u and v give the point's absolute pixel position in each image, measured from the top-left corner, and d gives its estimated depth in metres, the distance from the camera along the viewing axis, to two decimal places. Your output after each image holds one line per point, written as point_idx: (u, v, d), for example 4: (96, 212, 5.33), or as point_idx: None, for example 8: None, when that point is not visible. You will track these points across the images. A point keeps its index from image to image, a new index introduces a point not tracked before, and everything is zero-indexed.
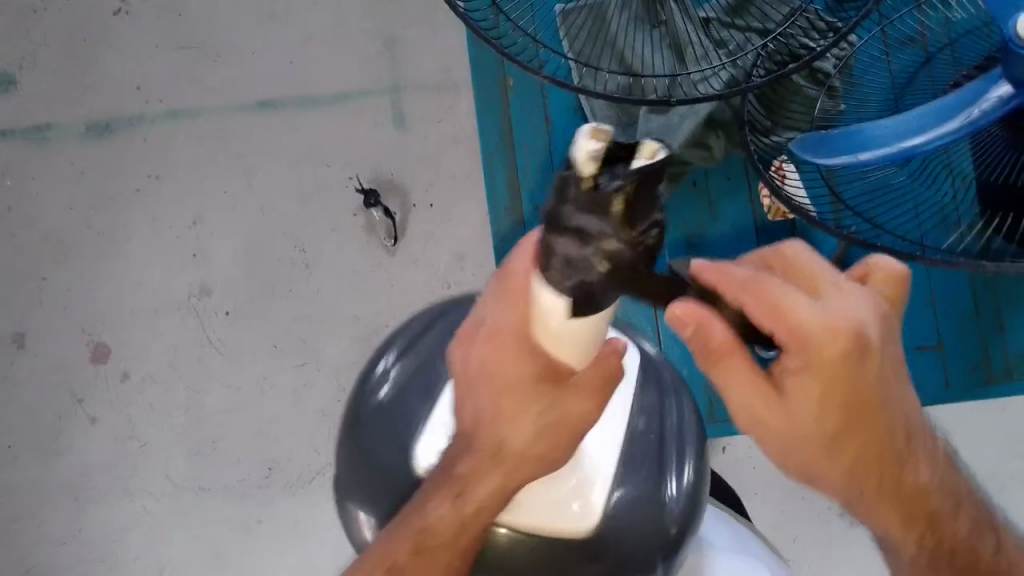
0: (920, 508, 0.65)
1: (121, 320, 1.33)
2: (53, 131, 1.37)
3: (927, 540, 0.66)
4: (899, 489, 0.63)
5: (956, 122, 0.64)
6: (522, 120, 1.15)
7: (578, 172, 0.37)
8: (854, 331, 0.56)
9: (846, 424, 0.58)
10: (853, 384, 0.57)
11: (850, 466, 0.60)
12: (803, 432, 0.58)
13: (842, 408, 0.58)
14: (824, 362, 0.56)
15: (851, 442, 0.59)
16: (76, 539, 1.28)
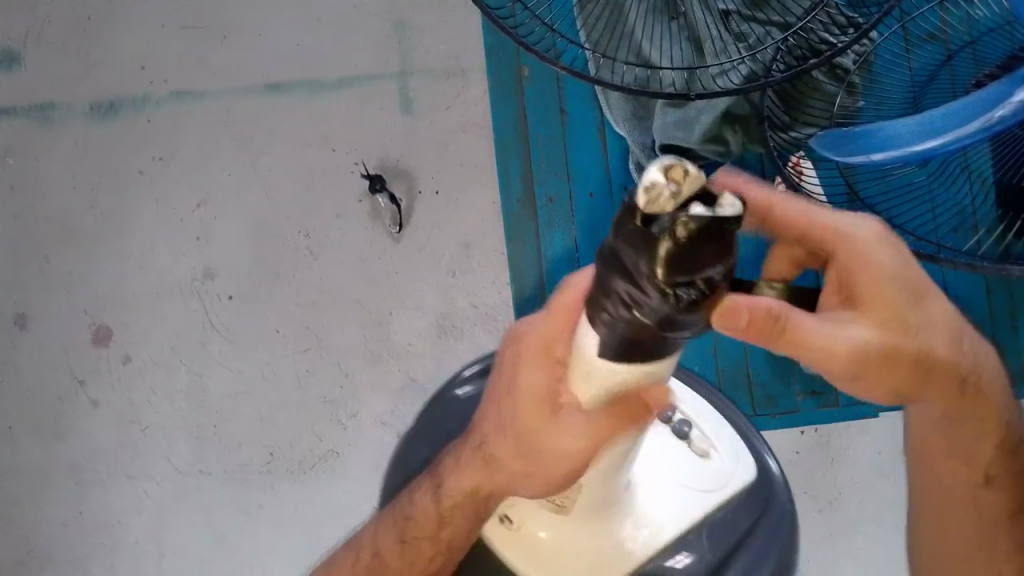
0: (982, 407, 0.68)
1: (124, 302, 1.33)
2: (57, 111, 1.36)
3: (985, 428, 0.70)
4: (960, 397, 0.66)
5: (977, 124, 0.62)
6: (537, 113, 1.18)
7: (639, 206, 0.35)
8: (884, 246, 0.61)
9: (917, 340, 0.60)
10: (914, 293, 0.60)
11: (922, 386, 0.62)
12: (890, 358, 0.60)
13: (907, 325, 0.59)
14: (876, 278, 0.59)
15: (927, 358, 0.60)
16: (77, 521, 1.28)
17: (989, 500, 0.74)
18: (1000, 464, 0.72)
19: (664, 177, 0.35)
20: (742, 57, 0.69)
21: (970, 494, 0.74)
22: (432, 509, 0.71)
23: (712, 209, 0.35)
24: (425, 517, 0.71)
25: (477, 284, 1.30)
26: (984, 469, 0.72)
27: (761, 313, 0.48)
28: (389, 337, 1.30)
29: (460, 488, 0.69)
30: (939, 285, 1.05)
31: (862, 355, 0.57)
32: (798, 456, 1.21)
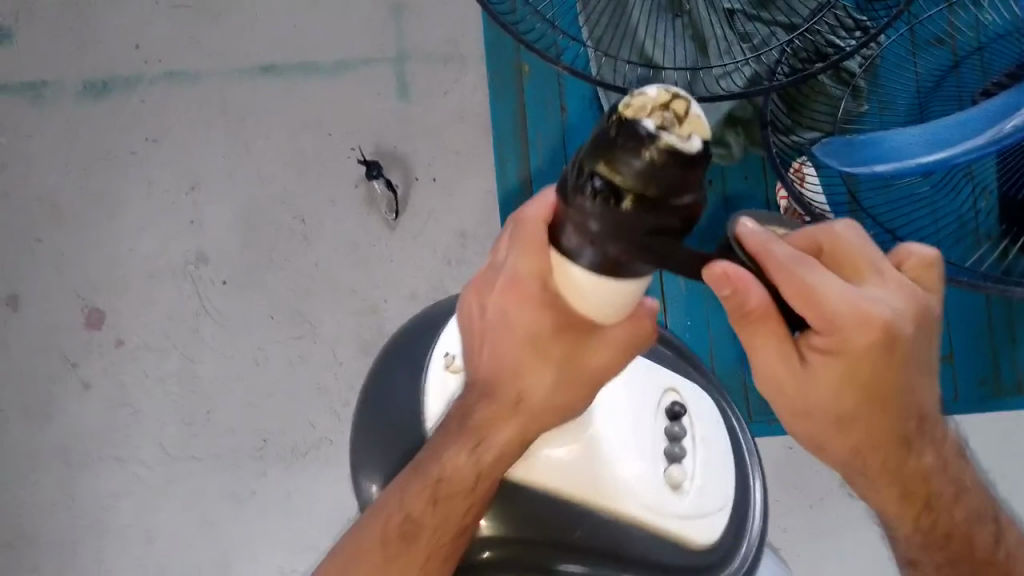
0: (926, 487, 0.62)
1: (115, 285, 1.31)
2: (48, 89, 1.34)
3: (918, 515, 0.64)
4: (901, 470, 0.60)
5: (980, 139, 0.61)
6: (535, 109, 1.15)
7: (621, 114, 0.39)
8: (889, 321, 0.52)
9: (866, 405, 0.55)
10: (884, 361, 0.53)
11: (854, 446, 0.58)
12: (828, 400, 0.54)
13: (863, 391, 0.54)
14: (856, 350, 0.52)
15: (864, 424, 0.56)
16: (67, 503, 1.28)
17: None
18: (939, 554, 0.66)
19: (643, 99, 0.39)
20: (747, 59, 0.68)
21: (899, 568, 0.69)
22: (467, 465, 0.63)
23: (676, 137, 0.38)
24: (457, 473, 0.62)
25: (472, 274, 1.29)
26: (913, 554, 0.67)
27: (746, 296, 0.48)
28: (383, 325, 1.29)
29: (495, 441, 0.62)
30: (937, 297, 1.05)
31: (816, 381, 0.53)
32: (789, 452, 1.21)
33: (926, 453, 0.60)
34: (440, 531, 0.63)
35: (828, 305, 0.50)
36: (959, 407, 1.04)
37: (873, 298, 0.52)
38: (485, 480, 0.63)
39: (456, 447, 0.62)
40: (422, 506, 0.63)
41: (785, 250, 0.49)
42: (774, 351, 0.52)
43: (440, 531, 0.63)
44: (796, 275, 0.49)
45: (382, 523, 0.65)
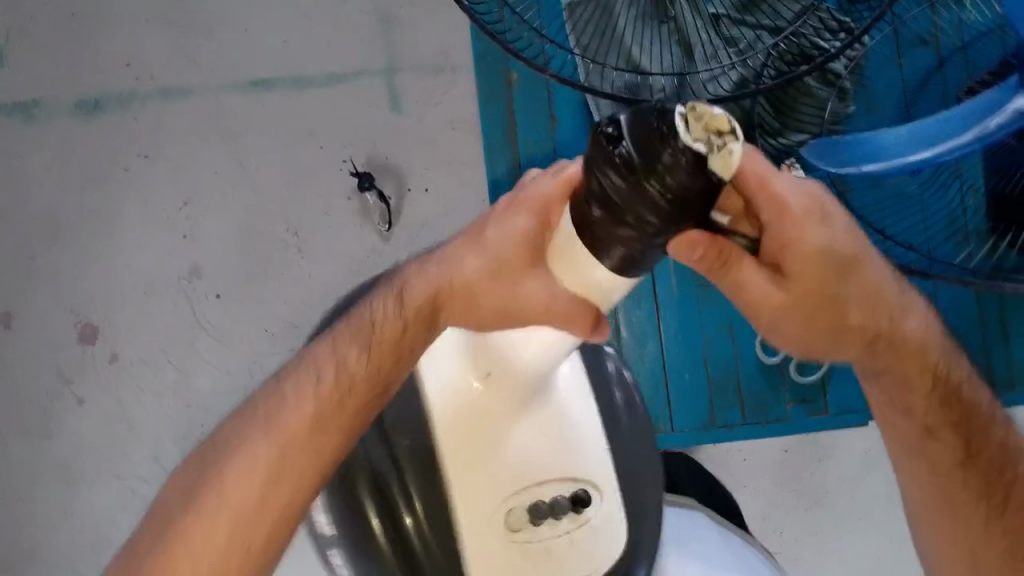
0: (918, 355, 0.70)
1: (110, 301, 1.31)
2: (40, 108, 1.34)
3: (913, 385, 0.71)
4: (886, 347, 0.68)
5: (971, 134, 0.62)
6: (523, 115, 1.17)
7: (687, 122, 0.41)
8: (817, 197, 0.61)
9: (837, 285, 0.63)
10: (838, 264, 0.62)
11: (835, 327, 0.65)
12: (806, 300, 0.62)
13: (827, 271, 0.62)
14: (806, 233, 0.60)
15: (841, 304, 0.64)
16: (66, 522, 1.27)
17: (946, 451, 0.72)
18: (952, 416, 0.72)
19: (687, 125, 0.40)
20: (733, 62, 0.68)
21: (915, 449, 0.73)
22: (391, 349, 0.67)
23: (723, 148, 0.41)
24: (386, 328, 0.67)
25: None
26: (928, 419, 0.72)
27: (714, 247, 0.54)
28: None
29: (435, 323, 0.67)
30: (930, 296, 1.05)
31: (794, 285, 0.61)
32: (787, 454, 1.21)
33: (902, 327, 0.69)
34: (343, 428, 0.67)
35: (770, 183, 0.59)
36: None
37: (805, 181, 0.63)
38: (380, 383, 0.67)
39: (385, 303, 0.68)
40: (356, 362, 0.67)
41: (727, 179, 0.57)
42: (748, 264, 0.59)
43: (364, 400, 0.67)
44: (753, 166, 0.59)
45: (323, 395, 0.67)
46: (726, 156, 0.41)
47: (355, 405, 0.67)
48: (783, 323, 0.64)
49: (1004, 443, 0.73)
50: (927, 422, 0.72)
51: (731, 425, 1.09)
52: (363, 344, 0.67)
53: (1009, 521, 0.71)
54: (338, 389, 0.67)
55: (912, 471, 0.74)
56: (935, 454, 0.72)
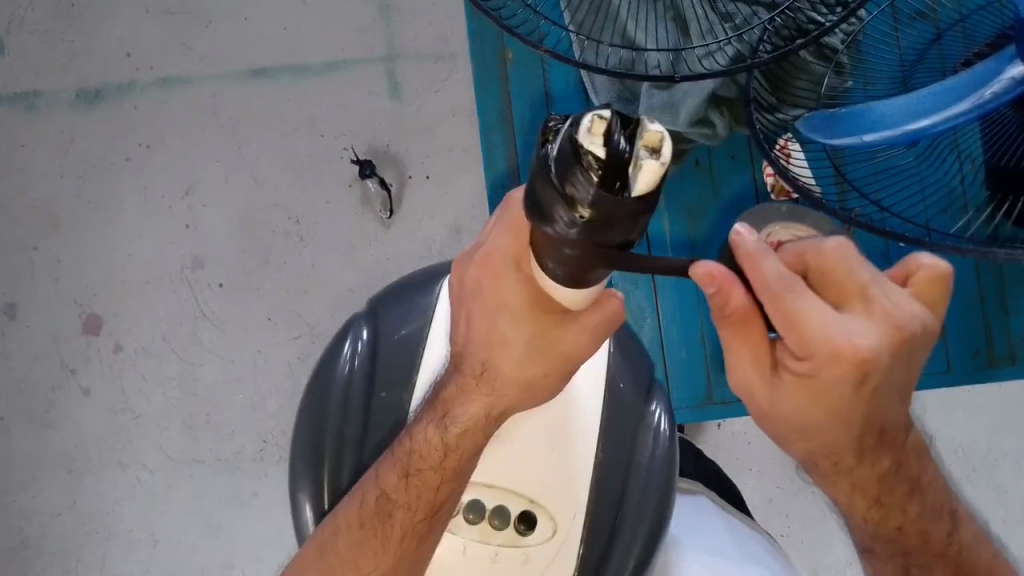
0: (911, 471, 0.64)
1: (113, 291, 1.32)
2: (42, 98, 1.35)
3: (869, 509, 0.65)
4: (852, 472, 0.62)
5: (965, 104, 0.61)
6: (521, 97, 1.12)
7: (587, 148, 0.37)
8: (863, 356, 0.51)
9: (827, 420, 0.56)
10: (861, 373, 0.52)
11: (813, 450, 0.60)
12: (814, 395, 0.54)
13: (827, 408, 0.55)
14: (824, 379, 0.52)
15: (821, 433, 0.57)
16: (71, 511, 1.28)
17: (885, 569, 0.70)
18: (895, 551, 0.68)
19: (583, 136, 0.37)
20: (728, 38, 0.68)
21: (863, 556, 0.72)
22: (436, 442, 0.69)
23: (636, 166, 0.38)
24: (429, 447, 0.69)
25: None
26: (870, 543, 0.69)
27: (724, 297, 0.51)
28: None
29: (469, 414, 0.68)
30: None
31: (809, 378, 0.53)
32: None
33: (886, 459, 0.62)
34: (413, 508, 0.70)
35: (805, 328, 0.51)
36: (954, 376, 1.04)
37: (859, 322, 0.52)
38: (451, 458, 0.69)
39: (430, 421, 0.70)
40: (396, 480, 0.70)
41: (776, 268, 0.51)
42: (746, 358, 0.55)
43: (414, 507, 0.70)
44: (788, 308, 0.50)
45: (359, 510, 0.71)
46: (631, 181, 0.38)
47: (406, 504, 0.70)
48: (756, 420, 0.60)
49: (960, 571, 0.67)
50: (913, 533, 0.66)
51: (730, 403, 1.06)
52: (404, 465, 0.70)
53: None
54: (367, 507, 0.71)
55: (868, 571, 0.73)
56: (877, 564, 0.71)
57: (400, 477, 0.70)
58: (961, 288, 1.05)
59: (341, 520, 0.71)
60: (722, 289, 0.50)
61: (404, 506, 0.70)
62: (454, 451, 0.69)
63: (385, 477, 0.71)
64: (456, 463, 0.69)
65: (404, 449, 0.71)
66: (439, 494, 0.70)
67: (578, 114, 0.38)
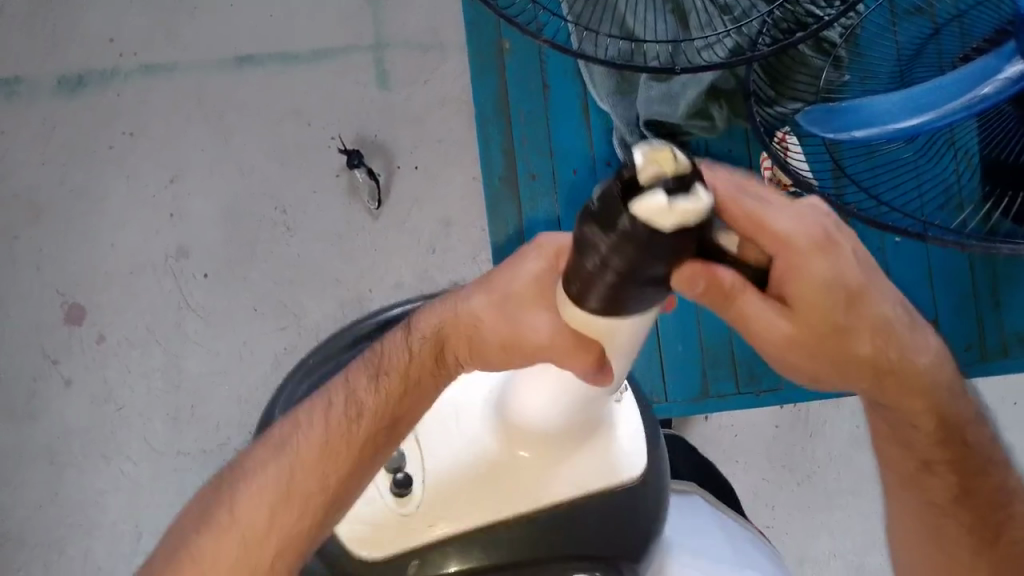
0: (922, 383, 0.64)
1: (96, 281, 1.30)
2: (22, 84, 1.32)
3: (909, 402, 0.65)
4: (880, 373, 0.61)
5: (964, 99, 0.62)
6: (518, 87, 1.12)
7: (633, 167, 0.37)
8: (818, 233, 0.54)
9: (822, 336, 0.56)
10: (838, 273, 0.55)
11: (828, 373, 0.60)
12: (816, 316, 0.55)
13: (815, 312, 0.55)
14: (812, 281, 0.53)
15: (832, 337, 0.57)
16: (53, 503, 1.26)
17: (942, 487, 0.70)
18: (948, 453, 0.69)
19: (637, 158, 0.37)
20: (728, 30, 0.68)
21: (912, 478, 0.71)
22: (407, 354, 0.66)
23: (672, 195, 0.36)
24: (395, 354, 0.66)
25: (458, 262, 1.28)
26: (926, 455, 0.69)
27: (721, 282, 0.46)
28: (369, 315, 1.28)
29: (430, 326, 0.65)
30: (923, 264, 1.06)
31: (807, 299, 0.54)
32: (778, 430, 1.22)
33: (906, 352, 0.62)
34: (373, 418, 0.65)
35: (769, 224, 0.51)
36: (946, 369, 1.05)
37: (801, 216, 0.54)
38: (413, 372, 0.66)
39: (399, 334, 0.67)
40: (365, 381, 0.66)
41: (744, 206, 0.50)
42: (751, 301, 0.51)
43: (354, 442, 0.65)
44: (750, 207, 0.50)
45: (325, 413, 0.66)
46: (658, 215, 0.36)
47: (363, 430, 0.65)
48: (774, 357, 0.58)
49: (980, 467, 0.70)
50: (928, 451, 0.68)
51: (725, 396, 1.06)
52: (374, 369, 0.67)
53: (1000, 544, 0.70)
54: (334, 418, 0.66)
55: (906, 497, 0.72)
56: (933, 488, 0.70)
57: (370, 379, 0.66)
58: (954, 281, 1.06)
59: (308, 412, 0.67)
60: (712, 278, 0.44)
61: (371, 411, 0.65)
62: (414, 355, 0.65)
63: (355, 380, 0.67)
64: (417, 369, 0.66)
65: (375, 355, 0.68)
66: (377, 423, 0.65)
67: (648, 143, 0.38)
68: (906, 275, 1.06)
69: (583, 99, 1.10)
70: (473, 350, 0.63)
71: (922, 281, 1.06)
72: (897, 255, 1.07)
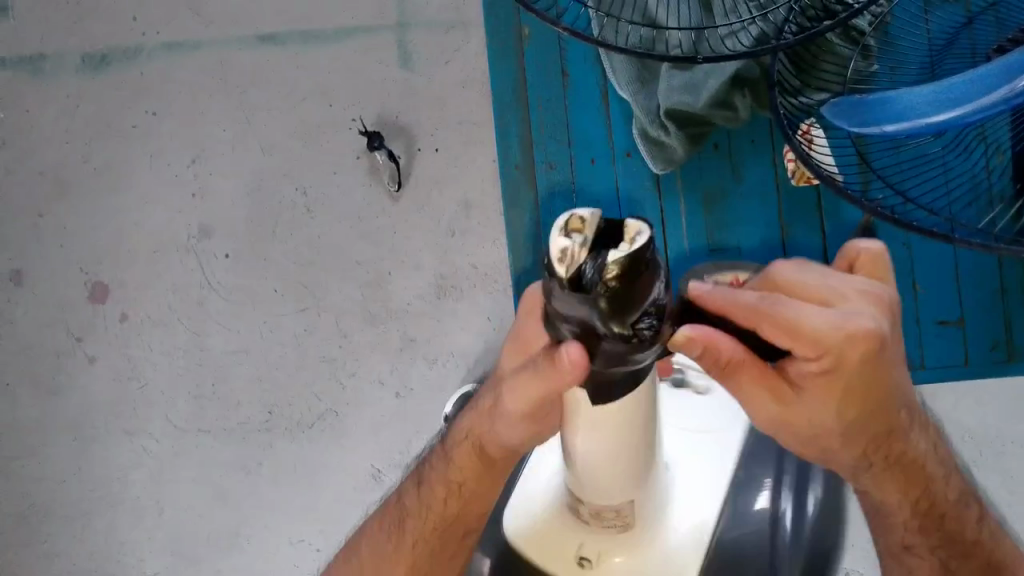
0: (917, 473, 0.66)
1: (120, 258, 1.31)
2: (47, 62, 1.32)
3: (914, 498, 0.67)
4: (899, 462, 0.65)
5: (995, 96, 0.59)
6: (537, 74, 1.10)
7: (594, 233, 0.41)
8: (873, 333, 0.52)
9: (861, 417, 0.57)
10: (872, 362, 0.54)
11: (847, 449, 0.61)
12: (845, 391, 0.55)
13: (854, 399, 0.56)
14: (842, 365, 0.53)
15: (866, 428, 0.59)
16: (78, 477, 1.29)
17: (925, 567, 0.69)
18: (934, 537, 0.69)
19: (562, 227, 0.41)
20: (752, 18, 0.66)
21: (893, 554, 0.71)
22: (441, 461, 0.76)
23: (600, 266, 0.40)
24: (436, 464, 0.76)
25: (477, 245, 1.27)
26: (908, 538, 0.69)
27: (712, 350, 0.50)
28: (389, 298, 1.28)
29: (461, 432, 0.74)
30: (949, 261, 1.04)
31: (837, 377, 0.54)
32: None
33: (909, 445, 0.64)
34: (424, 518, 0.76)
35: (807, 327, 0.50)
36: (973, 369, 1.04)
37: (848, 309, 0.52)
38: (454, 473, 0.74)
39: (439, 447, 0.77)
40: (413, 492, 0.78)
41: (753, 293, 0.50)
42: (772, 390, 0.55)
43: (444, 520, 0.75)
44: (780, 310, 0.50)
45: (388, 518, 0.79)
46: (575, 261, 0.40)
47: (415, 527, 0.76)
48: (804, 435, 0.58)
49: (993, 561, 0.69)
50: (918, 528, 0.69)
51: None
52: (419, 479, 0.78)
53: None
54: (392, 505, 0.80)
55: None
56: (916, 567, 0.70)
57: (416, 490, 0.78)
58: (983, 280, 1.04)
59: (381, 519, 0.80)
60: (711, 349, 0.49)
61: (415, 518, 0.77)
62: (455, 465, 0.74)
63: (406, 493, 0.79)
64: (460, 477, 0.74)
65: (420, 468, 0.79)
66: (445, 522, 0.75)
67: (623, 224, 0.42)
68: (932, 272, 1.05)
69: (603, 85, 1.09)
70: (482, 439, 0.71)
71: (948, 278, 1.04)
72: (923, 251, 1.05)
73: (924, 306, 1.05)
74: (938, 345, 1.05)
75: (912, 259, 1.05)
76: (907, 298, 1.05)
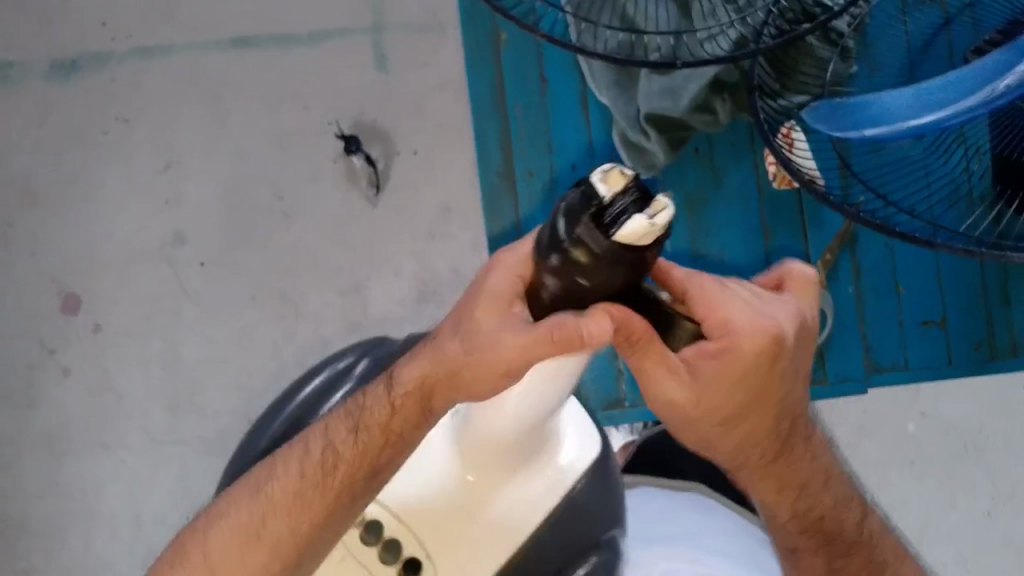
0: (805, 478, 0.67)
1: (92, 269, 1.28)
2: (15, 69, 1.29)
3: (793, 502, 0.68)
4: (779, 464, 0.65)
5: (974, 96, 0.59)
6: (515, 78, 1.10)
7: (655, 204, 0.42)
8: (774, 336, 0.55)
9: (751, 410, 0.58)
10: (769, 361, 0.55)
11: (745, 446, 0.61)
12: (746, 384, 0.55)
13: (751, 398, 0.57)
14: (743, 359, 0.54)
15: (748, 419, 0.58)
16: (53, 492, 1.26)
17: (814, 566, 0.73)
18: (815, 540, 0.72)
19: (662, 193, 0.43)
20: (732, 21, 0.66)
21: (788, 559, 0.75)
22: (383, 401, 0.66)
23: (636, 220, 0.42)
24: (376, 405, 0.67)
25: (455, 249, 1.26)
26: (794, 541, 0.73)
27: (638, 328, 0.50)
28: (367, 303, 1.26)
29: (412, 378, 0.64)
30: (931, 266, 1.09)
31: (738, 368, 0.54)
32: None
33: (799, 454, 0.65)
34: (353, 466, 0.68)
35: (718, 314, 0.55)
36: (955, 367, 1.10)
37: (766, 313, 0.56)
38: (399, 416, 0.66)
39: (381, 383, 0.67)
40: (344, 433, 0.68)
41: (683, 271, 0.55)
42: (663, 369, 0.53)
43: (359, 460, 0.67)
44: (705, 292, 0.55)
45: (301, 460, 0.69)
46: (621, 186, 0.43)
47: (335, 485, 0.68)
48: (694, 433, 0.59)
49: (872, 560, 0.73)
50: (799, 539, 0.71)
51: None
52: (353, 421, 0.68)
53: None
54: (311, 461, 0.69)
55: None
56: (804, 563, 0.74)
57: (348, 431, 0.68)
58: (964, 282, 1.10)
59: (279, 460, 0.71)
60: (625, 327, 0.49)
61: (347, 462, 0.68)
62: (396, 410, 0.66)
63: (332, 432, 0.69)
64: (402, 423, 0.66)
65: (357, 403, 0.69)
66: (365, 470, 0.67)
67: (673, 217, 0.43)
68: (915, 272, 1.10)
69: (582, 89, 1.10)
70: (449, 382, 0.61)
71: (930, 281, 1.10)
72: (906, 255, 1.10)
73: (908, 306, 1.10)
74: (921, 345, 1.10)
75: (894, 261, 1.10)
76: (891, 298, 1.10)
